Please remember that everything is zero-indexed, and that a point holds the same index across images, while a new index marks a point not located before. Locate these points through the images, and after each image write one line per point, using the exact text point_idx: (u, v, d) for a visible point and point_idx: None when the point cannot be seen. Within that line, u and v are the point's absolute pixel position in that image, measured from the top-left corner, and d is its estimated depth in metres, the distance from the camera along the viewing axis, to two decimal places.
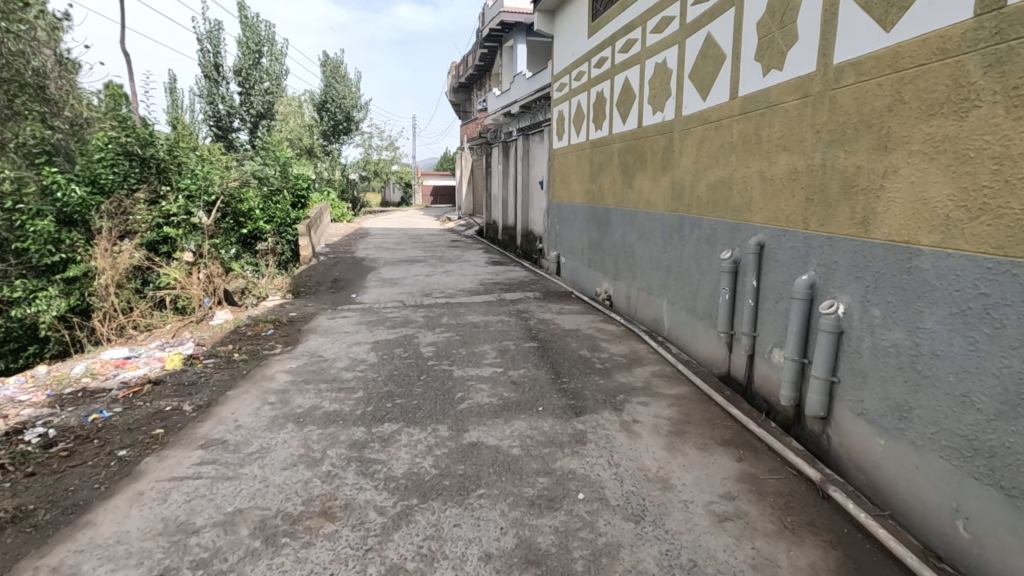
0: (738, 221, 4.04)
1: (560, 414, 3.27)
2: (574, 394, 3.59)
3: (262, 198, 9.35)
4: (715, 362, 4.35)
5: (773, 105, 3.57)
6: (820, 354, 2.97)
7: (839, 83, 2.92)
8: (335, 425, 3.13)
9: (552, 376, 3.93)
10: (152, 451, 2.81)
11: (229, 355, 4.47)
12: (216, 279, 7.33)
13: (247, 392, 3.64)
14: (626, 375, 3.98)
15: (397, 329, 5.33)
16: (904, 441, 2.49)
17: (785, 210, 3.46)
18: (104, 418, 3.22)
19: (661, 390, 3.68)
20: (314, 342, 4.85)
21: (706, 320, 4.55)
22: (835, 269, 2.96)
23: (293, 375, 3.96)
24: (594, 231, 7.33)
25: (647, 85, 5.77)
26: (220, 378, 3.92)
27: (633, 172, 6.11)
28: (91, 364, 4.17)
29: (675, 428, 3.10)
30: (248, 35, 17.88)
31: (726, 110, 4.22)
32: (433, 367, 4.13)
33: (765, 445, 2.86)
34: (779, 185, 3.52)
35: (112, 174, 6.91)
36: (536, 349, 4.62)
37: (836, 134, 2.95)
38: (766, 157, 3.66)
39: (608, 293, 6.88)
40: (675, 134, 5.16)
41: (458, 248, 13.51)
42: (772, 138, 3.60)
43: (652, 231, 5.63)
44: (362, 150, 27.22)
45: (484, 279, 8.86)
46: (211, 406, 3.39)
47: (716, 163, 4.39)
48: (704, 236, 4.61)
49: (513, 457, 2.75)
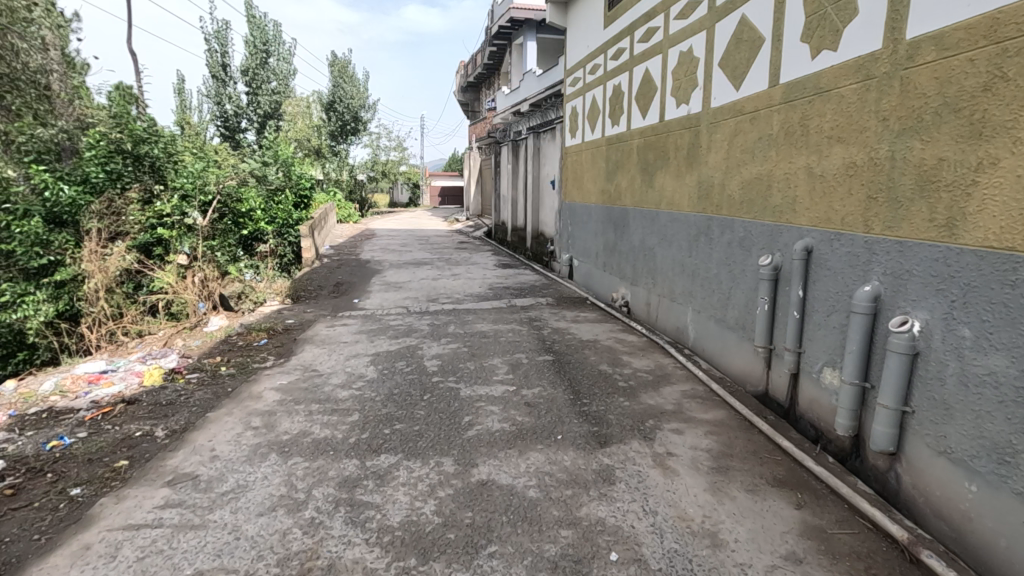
0: (779, 222, 3.61)
1: (582, 444, 2.85)
2: (597, 419, 3.17)
3: (263, 198, 9.03)
4: (751, 379, 3.92)
5: (825, 91, 3.14)
6: (889, 379, 2.53)
7: (913, 61, 2.49)
8: (324, 457, 2.72)
9: (570, 396, 3.51)
10: (111, 490, 2.43)
11: (216, 369, 4.09)
12: (211, 283, 6.97)
13: (229, 414, 3.24)
14: (654, 396, 3.54)
15: (399, 339, 4.93)
16: (1007, 491, 2.05)
17: (837, 210, 3.03)
18: (65, 445, 2.84)
19: (696, 415, 3.24)
20: (310, 354, 4.45)
21: (740, 332, 4.12)
22: (907, 279, 2.53)
23: (282, 394, 3.56)
24: (610, 233, 6.91)
25: (670, 76, 5.35)
26: (203, 396, 3.53)
27: (654, 170, 5.68)
28: (62, 379, 3.78)
29: (718, 463, 2.67)
30: (255, 35, 17.61)
31: (764, 99, 3.78)
32: (438, 385, 3.72)
33: (828, 487, 2.43)
34: (831, 181, 3.08)
35: (103, 172, 6.54)
36: (552, 363, 4.20)
37: (910, 123, 2.52)
38: (814, 151, 3.24)
39: (625, 298, 6.47)
40: (702, 128, 4.73)
41: (465, 249, 13.12)
42: (823, 128, 3.17)
43: (676, 234, 5.20)
44: (369, 150, 26.90)
45: (493, 282, 8.45)
46: (185, 432, 3.00)
47: (752, 159, 3.96)
48: (736, 239, 4.18)
49: (530, 501, 2.33)
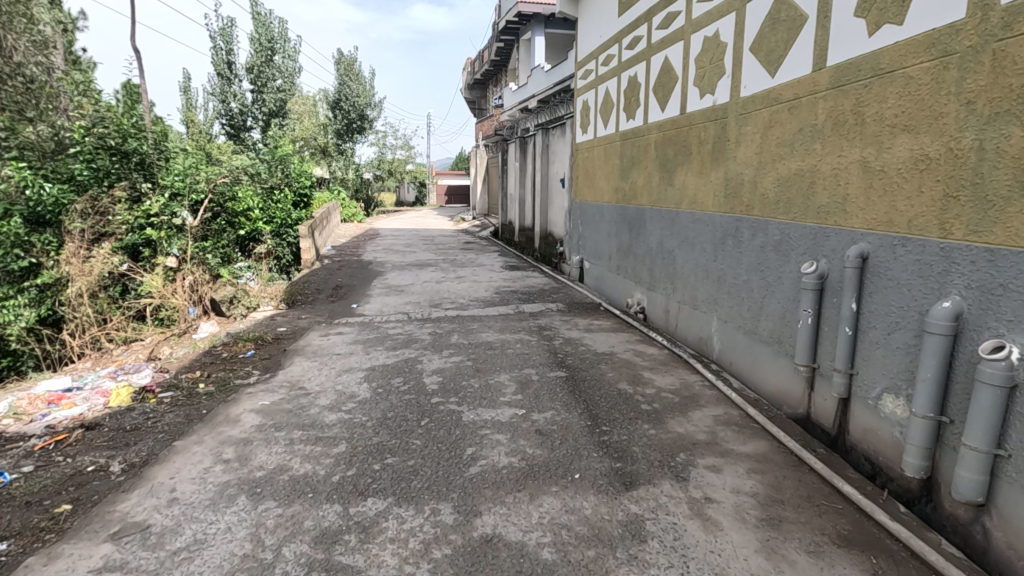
0: (825, 225, 3.18)
1: (604, 486, 2.42)
2: (620, 452, 2.74)
3: (260, 196, 8.68)
4: (791, 401, 3.48)
5: (886, 72, 2.70)
6: (978, 416, 2.10)
7: (1010, 31, 2.07)
8: (301, 502, 2.31)
9: (588, 422, 3.09)
10: (43, 547, 2.03)
11: (193, 386, 3.69)
12: (201, 287, 6.59)
13: (198, 443, 2.84)
14: (683, 422, 3.11)
15: (397, 350, 4.51)
16: None
17: (903, 211, 2.60)
18: (3, 483, 2.45)
19: (734, 447, 2.81)
20: (299, 370, 4.04)
21: (776, 347, 3.69)
22: (1002, 295, 2.10)
23: (262, 418, 3.16)
24: (625, 234, 6.47)
25: (693, 64, 4.90)
26: (171, 421, 3.12)
27: (674, 167, 5.24)
28: (19, 399, 3.40)
29: (768, 512, 2.24)
30: (260, 32, 17.24)
31: (807, 84, 3.34)
32: (438, 407, 3.30)
33: (907, 548, 2.00)
34: (894, 177, 2.65)
35: (88, 169, 6.16)
36: (566, 381, 3.77)
37: (1006, 104, 2.10)
38: (871, 142, 2.80)
39: (641, 304, 6.04)
40: (729, 120, 4.30)
41: (471, 250, 12.67)
42: (882, 115, 2.73)
43: (699, 236, 4.76)
44: (375, 149, 26.52)
45: (500, 286, 8.02)
46: (145, 467, 2.60)
47: (791, 154, 3.52)
48: (771, 243, 3.75)
49: (545, 567, 1.91)
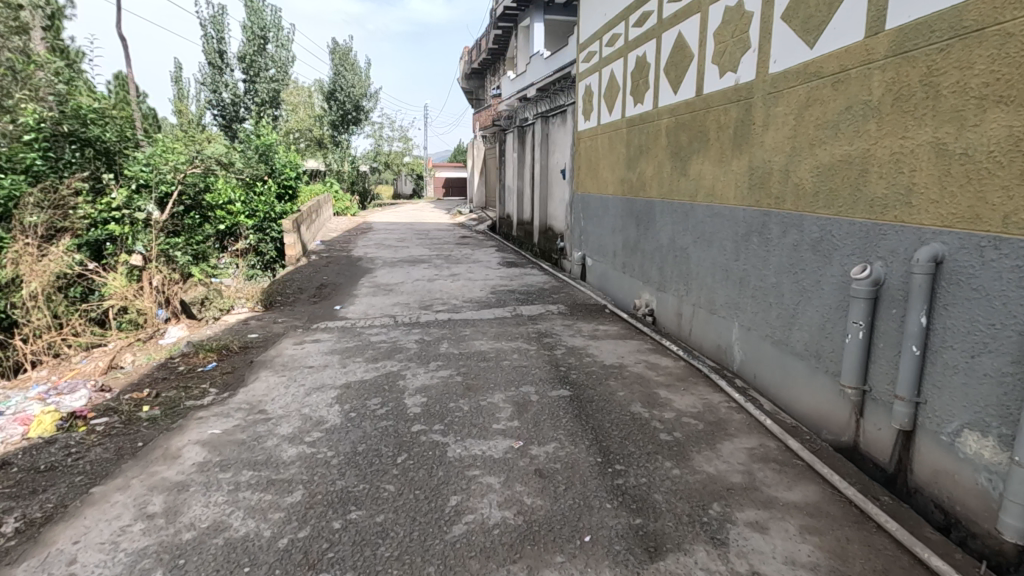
0: (879, 222, 2.66)
1: (623, 556, 1.90)
2: (640, 501, 2.23)
3: (239, 188, 8.24)
4: (834, 428, 2.97)
5: (971, 31, 2.17)
6: None
7: None
8: None
9: (599, 459, 2.57)
10: None
11: (135, 409, 3.16)
12: (170, 288, 6.06)
13: (122, 490, 2.31)
14: (711, 458, 2.60)
15: (378, 363, 3.98)
16: None
17: (996, 204, 2.08)
18: None
19: (778, 494, 2.30)
20: (262, 387, 3.49)
21: (814, 363, 3.17)
22: None
23: (207, 453, 2.64)
24: (631, 229, 5.95)
25: (710, 40, 4.36)
26: (97, 458, 2.60)
27: (688, 154, 4.70)
28: None
29: None
30: (253, 20, 16.45)
31: (857, 53, 2.80)
32: (419, 438, 2.78)
33: None
34: (984, 161, 2.13)
35: (42, 158, 5.57)
36: (569, 401, 3.26)
37: None
38: (949, 118, 2.27)
39: (648, 306, 5.53)
40: (756, 101, 3.75)
41: (468, 245, 12.12)
42: (965, 85, 2.20)
43: (718, 233, 4.23)
44: (372, 141, 25.90)
45: (496, 284, 7.50)
46: (46, 526, 2.08)
47: (834, 138, 2.99)
48: (807, 241, 3.22)
49: None
